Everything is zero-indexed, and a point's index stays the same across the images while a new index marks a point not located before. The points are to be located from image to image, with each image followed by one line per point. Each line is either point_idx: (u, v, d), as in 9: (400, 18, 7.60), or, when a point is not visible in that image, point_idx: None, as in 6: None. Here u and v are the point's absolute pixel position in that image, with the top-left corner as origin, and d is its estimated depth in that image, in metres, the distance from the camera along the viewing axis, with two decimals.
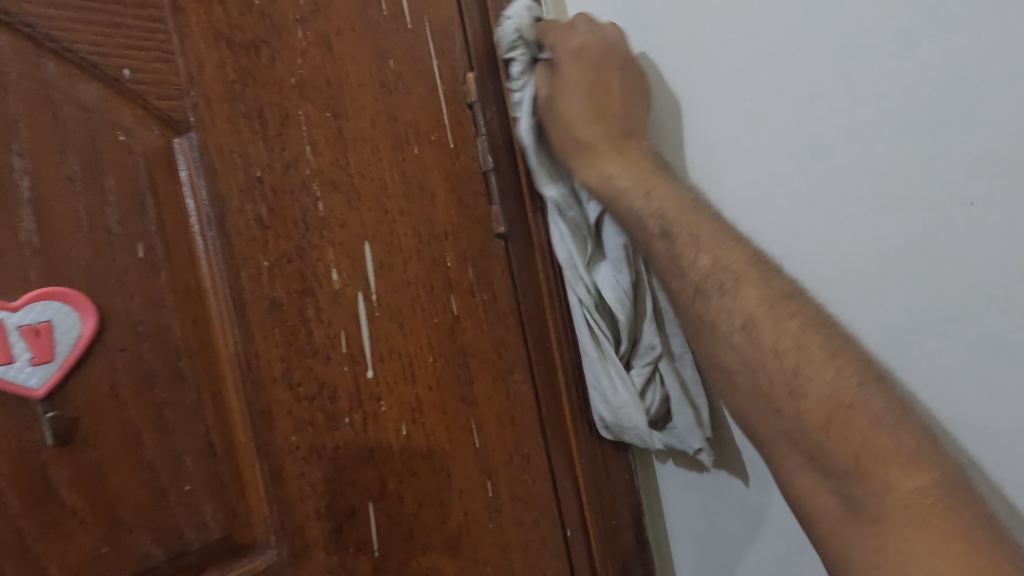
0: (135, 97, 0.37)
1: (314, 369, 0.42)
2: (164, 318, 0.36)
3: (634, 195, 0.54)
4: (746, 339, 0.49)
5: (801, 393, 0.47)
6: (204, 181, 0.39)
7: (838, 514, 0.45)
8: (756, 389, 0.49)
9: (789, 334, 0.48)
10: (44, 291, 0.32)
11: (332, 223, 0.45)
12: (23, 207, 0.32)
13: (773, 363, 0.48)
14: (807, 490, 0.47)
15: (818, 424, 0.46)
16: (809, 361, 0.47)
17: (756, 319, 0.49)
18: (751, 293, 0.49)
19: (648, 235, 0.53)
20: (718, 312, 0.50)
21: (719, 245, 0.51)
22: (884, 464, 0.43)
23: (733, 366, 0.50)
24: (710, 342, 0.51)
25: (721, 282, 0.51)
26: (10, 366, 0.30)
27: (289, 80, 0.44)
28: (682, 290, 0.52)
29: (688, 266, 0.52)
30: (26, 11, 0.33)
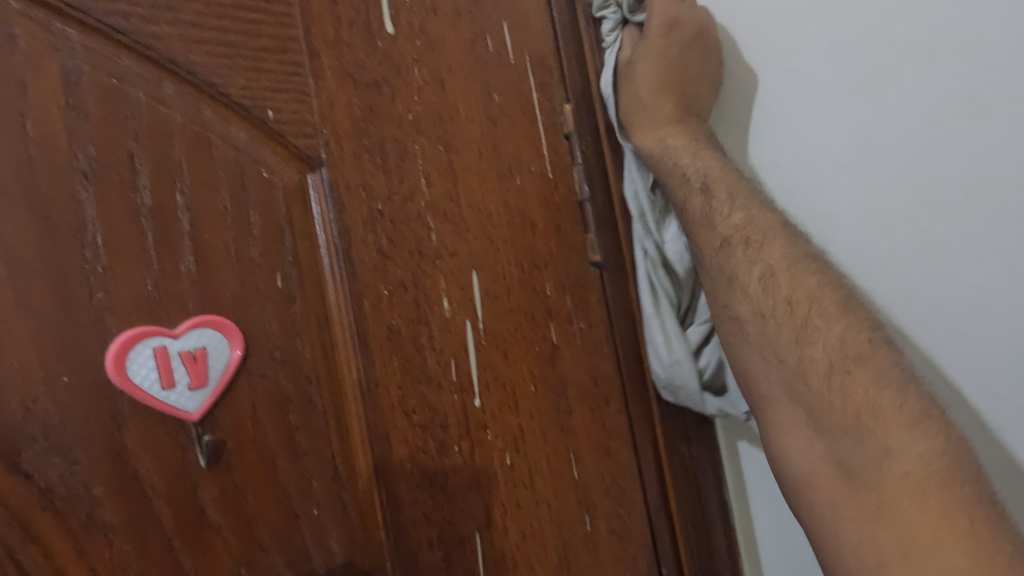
0: (276, 136, 0.39)
1: (427, 398, 0.43)
2: (298, 346, 0.38)
3: (681, 156, 0.53)
4: (765, 291, 0.47)
5: (807, 342, 0.44)
6: (333, 214, 0.41)
7: (834, 482, 0.40)
8: (765, 339, 0.46)
9: (803, 289, 0.46)
10: (201, 318, 0.34)
11: (444, 252, 0.46)
12: (183, 240, 0.34)
13: (783, 314, 0.45)
14: (796, 453, 0.43)
15: (820, 376, 0.43)
16: (821, 313, 0.44)
17: (774, 269, 0.47)
18: (774, 248, 0.48)
19: (687, 190, 0.52)
20: (739, 264, 0.48)
21: (752, 205, 0.50)
22: (885, 423, 0.39)
23: (744, 316, 0.48)
24: (727, 295, 0.49)
25: (748, 237, 0.49)
26: (172, 390, 0.32)
27: (407, 116, 0.45)
28: (708, 245, 0.51)
29: (719, 220, 0.50)
30: (190, 60, 0.36)
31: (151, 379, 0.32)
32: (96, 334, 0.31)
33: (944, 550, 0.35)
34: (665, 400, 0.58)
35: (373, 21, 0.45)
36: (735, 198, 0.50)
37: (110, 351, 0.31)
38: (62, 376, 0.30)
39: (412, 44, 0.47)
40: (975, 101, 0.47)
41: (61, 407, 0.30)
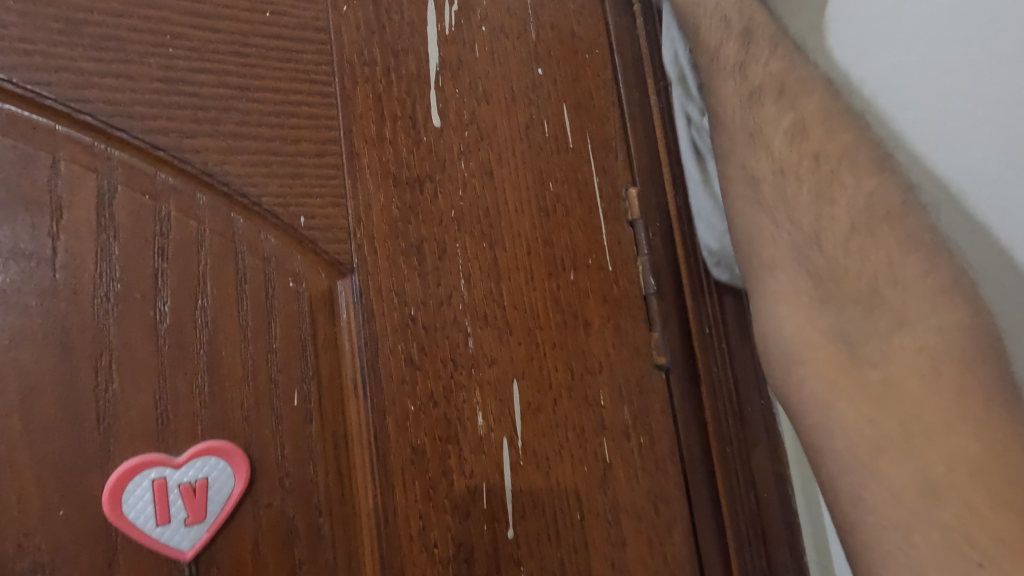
0: (308, 242, 0.38)
1: (452, 529, 0.38)
2: (311, 471, 0.35)
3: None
4: (791, 143, 0.43)
5: (830, 199, 0.41)
6: (361, 323, 0.38)
7: (833, 360, 0.38)
8: (780, 200, 0.42)
9: (837, 143, 0.42)
10: (205, 447, 0.32)
11: (481, 360, 0.42)
12: (199, 358, 0.33)
13: (807, 168, 0.42)
14: (789, 329, 0.40)
15: (837, 239, 0.40)
16: (852, 169, 0.41)
17: (808, 121, 0.43)
18: (812, 99, 0.43)
19: (725, 37, 0.46)
20: (766, 116, 0.44)
21: (799, 57, 0.45)
22: (904, 292, 0.37)
23: (764, 173, 0.43)
24: (746, 152, 0.44)
25: (783, 87, 0.44)
26: (167, 527, 0.30)
27: (449, 213, 0.43)
28: (735, 96, 0.45)
29: (756, 69, 0.45)
30: (226, 170, 0.36)
31: (146, 514, 0.30)
32: (99, 462, 0.30)
33: (953, 431, 0.33)
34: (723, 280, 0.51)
35: (419, 115, 0.43)
36: (779, 47, 0.45)
37: (108, 483, 0.30)
38: (59, 510, 0.29)
39: (460, 135, 0.44)
40: None
41: (53, 545, 0.29)
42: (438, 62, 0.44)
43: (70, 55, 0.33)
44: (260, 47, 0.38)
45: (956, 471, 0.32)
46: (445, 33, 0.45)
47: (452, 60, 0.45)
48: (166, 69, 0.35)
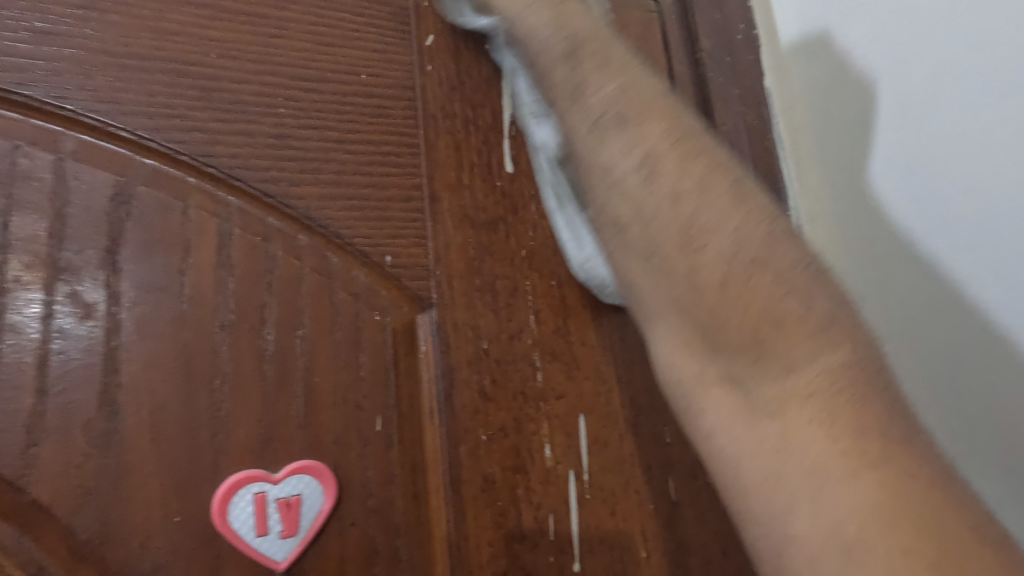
0: (393, 280, 0.41)
1: (520, 558, 0.39)
2: (393, 493, 0.37)
3: (539, 15, 0.38)
4: (645, 184, 0.34)
5: (697, 245, 0.32)
6: (439, 354, 0.41)
7: (734, 408, 0.31)
8: (649, 244, 0.34)
9: (692, 177, 0.34)
10: (300, 464, 0.35)
11: (550, 393, 0.43)
12: (297, 383, 0.37)
13: (665, 212, 0.33)
14: (688, 378, 0.33)
15: (713, 288, 0.32)
16: (710, 207, 0.33)
17: (657, 154, 0.34)
18: (652, 126, 0.35)
19: (550, 59, 0.38)
20: (613, 152, 0.35)
21: (632, 70, 0.37)
22: (787, 333, 0.30)
23: (626, 218, 0.35)
24: (604, 198, 0.36)
25: (624, 112, 0.35)
26: (265, 538, 0.33)
27: (521, 253, 0.45)
28: (577, 125, 0.37)
29: (592, 96, 0.36)
30: (324, 214, 0.40)
31: (248, 525, 0.33)
32: (210, 475, 0.33)
33: (860, 485, 0.28)
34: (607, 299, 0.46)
35: (494, 162, 0.46)
36: (609, 63, 0.37)
37: (217, 494, 0.33)
38: (177, 516, 0.32)
39: (532, 180, 0.47)
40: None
41: (171, 547, 0.32)
42: (512, 113, 0.48)
43: (201, 117, 0.38)
44: (356, 105, 0.43)
45: (868, 530, 0.27)
46: None
47: None
48: (277, 127, 0.40)
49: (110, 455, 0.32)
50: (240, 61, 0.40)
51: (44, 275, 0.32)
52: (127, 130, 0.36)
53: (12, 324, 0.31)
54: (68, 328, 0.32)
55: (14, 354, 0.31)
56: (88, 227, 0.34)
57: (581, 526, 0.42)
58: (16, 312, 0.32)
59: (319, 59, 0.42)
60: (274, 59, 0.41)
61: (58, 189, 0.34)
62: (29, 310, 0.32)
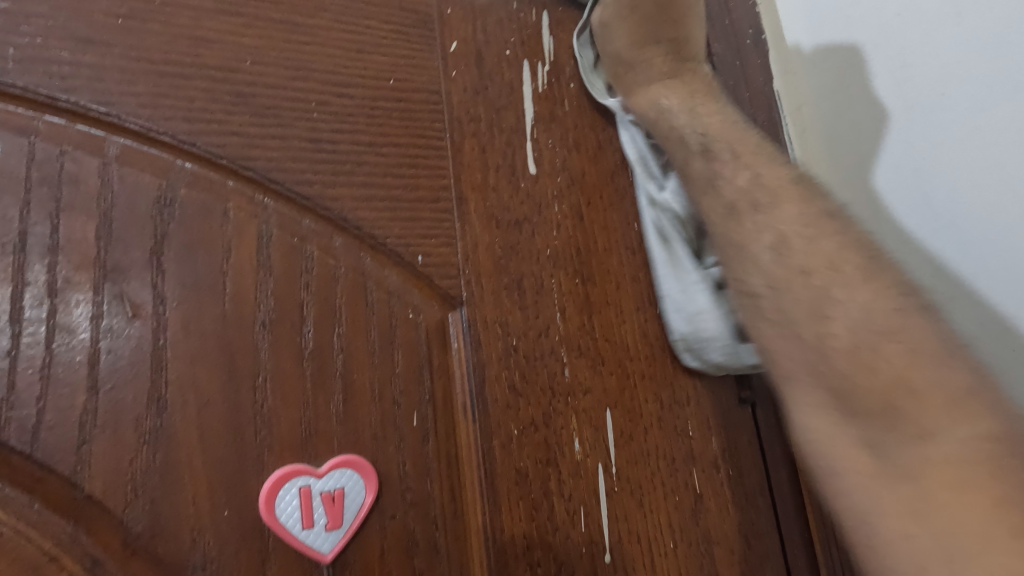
0: (424, 278, 0.42)
1: (553, 550, 0.40)
2: (429, 487, 0.38)
3: (677, 115, 0.48)
4: (777, 260, 0.41)
5: (827, 319, 0.39)
6: (470, 351, 0.42)
7: (870, 470, 0.36)
8: (782, 315, 0.40)
9: (822, 258, 0.40)
10: (342, 458, 0.36)
11: (577, 389, 0.44)
12: (336, 380, 0.37)
13: (801, 287, 0.40)
14: (821, 438, 0.38)
15: (845, 355, 0.37)
16: (843, 285, 0.39)
17: (789, 236, 0.41)
18: (787, 212, 0.42)
19: (687, 151, 0.47)
20: (748, 231, 0.43)
21: (759, 160, 0.45)
22: (920, 401, 0.35)
23: (759, 289, 0.41)
24: (738, 267, 0.43)
25: (756, 198, 0.43)
26: (311, 531, 0.34)
27: (545, 252, 0.46)
28: (713, 209, 0.44)
29: (726, 184, 0.44)
30: (358, 215, 0.41)
31: (294, 518, 0.34)
32: (255, 469, 0.34)
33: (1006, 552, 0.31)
34: (693, 362, 0.48)
35: (518, 164, 0.47)
36: (742, 157, 0.45)
37: (263, 488, 0.34)
38: (224, 511, 0.33)
39: (554, 182, 0.48)
40: (995, 57, 0.51)
41: (219, 540, 0.33)
42: (533, 117, 0.49)
43: (239, 122, 0.39)
44: (386, 109, 0.44)
45: None
46: (539, 90, 0.50)
47: (545, 114, 0.50)
48: (311, 130, 0.41)
49: (157, 451, 0.32)
50: (275, 67, 0.41)
51: (92, 276, 0.33)
52: (168, 134, 0.37)
53: (63, 323, 0.32)
54: (117, 327, 0.33)
55: (65, 352, 0.32)
56: (134, 230, 0.35)
57: (610, 518, 0.43)
58: (65, 312, 0.32)
59: (349, 64, 0.43)
60: (307, 64, 0.42)
61: (103, 193, 0.34)
62: (78, 310, 0.33)
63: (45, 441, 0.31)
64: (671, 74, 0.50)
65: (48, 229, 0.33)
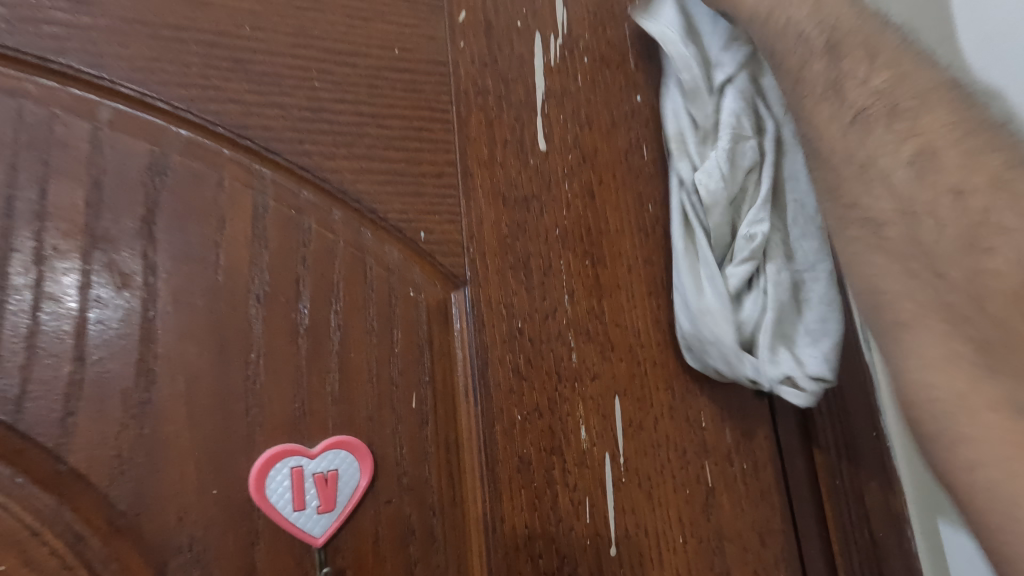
0: (426, 255, 0.40)
1: (556, 540, 0.39)
2: (427, 471, 0.37)
3: (796, 6, 0.40)
4: (916, 179, 0.35)
5: (983, 250, 0.33)
6: (473, 332, 0.40)
7: (1023, 443, 0.30)
8: (916, 246, 0.35)
9: (982, 173, 0.34)
10: (336, 439, 0.35)
11: (585, 374, 0.42)
12: (332, 358, 0.36)
13: (947, 210, 0.34)
14: (949, 399, 0.32)
15: (1007, 298, 0.32)
16: (1011, 208, 0.33)
17: (936, 147, 0.35)
18: (932, 116, 0.35)
19: (808, 55, 0.39)
20: (882, 145, 0.36)
21: (902, 58, 0.37)
22: None
23: (884, 217, 0.36)
24: (860, 188, 0.37)
25: (897, 104, 0.36)
26: (302, 513, 0.33)
27: (554, 231, 0.44)
28: (834, 119, 0.38)
29: (854, 86, 0.37)
30: (358, 189, 0.39)
31: (285, 499, 0.33)
32: (245, 448, 0.33)
33: None
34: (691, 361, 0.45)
35: (527, 139, 0.45)
36: (879, 54, 0.37)
37: (254, 467, 0.33)
38: (211, 490, 0.32)
39: (564, 158, 0.46)
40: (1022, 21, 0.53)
41: (207, 520, 0.31)
42: (544, 91, 0.47)
43: (235, 89, 0.37)
44: (389, 79, 0.42)
45: None
46: (550, 64, 0.48)
47: (557, 89, 0.47)
48: (311, 99, 0.39)
49: (144, 426, 0.31)
50: (275, 33, 0.39)
51: (81, 244, 0.32)
52: (162, 101, 0.35)
53: (49, 292, 0.31)
54: (105, 297, 0.32)
55: (52, 322, 0.31)
56: (125, 197, 0.33)
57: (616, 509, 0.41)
58: (53, 281, 0.31)
59: (352, 32, 0.42)
60: (307, 31, 0.40)
61: (94, 158, 0.33)
62: (66, 279, 0.31)
63: (29, 413, 0.29)
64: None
65: (36, 193, 0.32)
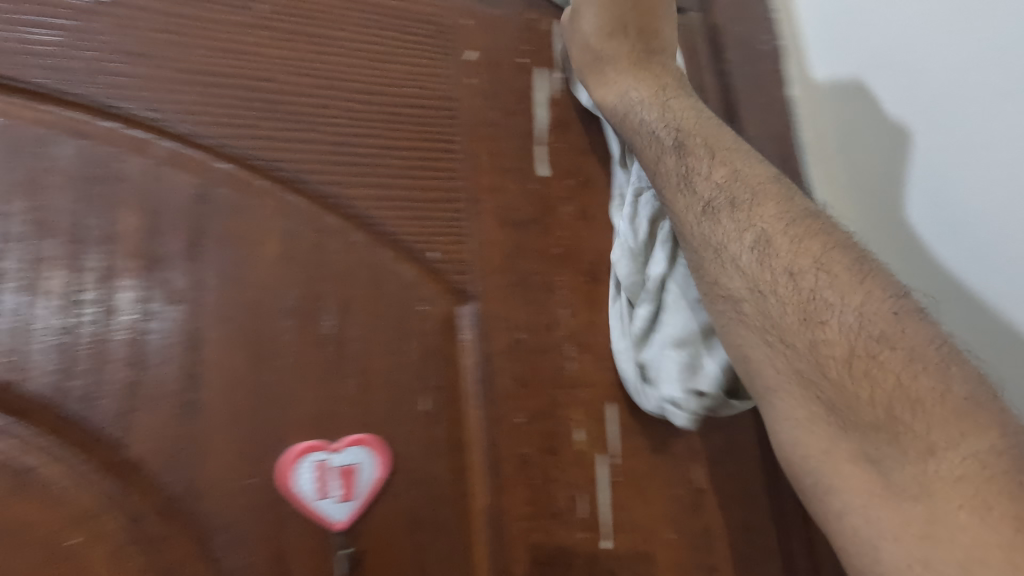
0: (438, 273, 0.45)
1: (554, 533, 0.42)
2: (436, 467, 0.41)
3: (648, 110, 0.49)
4: (757, 260, 0.40)
5: (818, 322, 0.37)
6: (479, 342, 0.44)
7: (871, 490, 0.33)
8: (766, 317, 0.39)
9: (807, 256, 0.39)
10: (355, 437, 0.39)
11: (582, 382, 0.46)
12: (352, 365, 0.40)
13: (785, 288, 0.38)
14: (819, 460, 0.36)
15: (838, 363, 0.36)
16: (831, 286, 0.37)
17: (769, 236, 0.41)
18: (767, 210, 0.42)
19: (662, 150, 0.47)
20: (726, 231, 0.42)
21: (735, 158, 0.45)
22: (925, 412, 0.32)
23: (742, 293, 0.40)
24: (717, 269, 0.42)
25: (733, 197, 0.43)
26: (326, 502, 0.37)
27: (554, 251, 0.48)
28: (690, 207, 0.44)
29: (701, 183, 0.44)
30: (377, 214, 0.44)
31: (311, 489, 0.37)
32: (277, 443, 0.37)
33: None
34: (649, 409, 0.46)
35: (530, 167, 0.50)
36: (716, 156, 0.45)
37: (284, 460, 0.37)
38: (249, 479, 0.36)
39: (564, 184, 0.51)
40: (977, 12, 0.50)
41: (245, 506, 0.36)
42: (546, 122, 0.51)
43: (270, 126, 0.43)
44: (405, 115, 0.47)
45: None
46: (552, 98, 0.52)
47: (558, 120, 0.52)
48: (335, 134, 0.44)
49: (191, 423, 0.36)
50: (303, 77, 0.44)
51: (140, 265, 0.37)
52: (208, 139, 0.41)
53: (112, 306, 0.36)
54: (158, 310, 0.37)
55: (114, 331, 0.36)
56: (176, 223, 0.39)
57: (608, 505, 0.44)
58: (115, 296, 0.36)
59: (372, 73, 0.47)
60: (332, 74, 0.45)
61: (151, 190, 0.39)
62: (126, 294, 0.37)
63: (96, 409, 0.34)
64: (637, 68, 0.51)
65: (102, 222, 0.37)
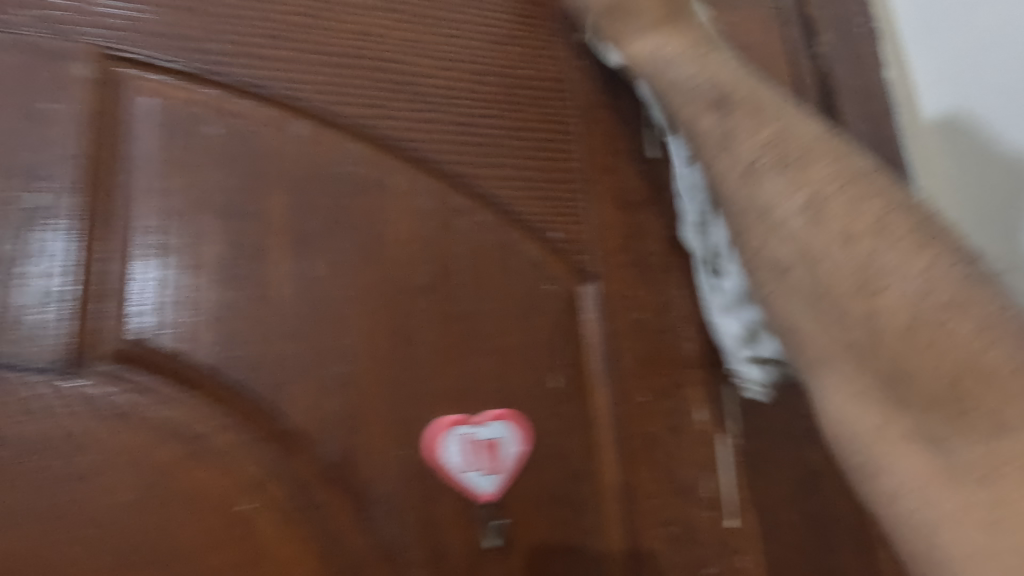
0: (559, 253, 0.45)
1: (681, 509, 0.43)
2: (568, 444, 0.41)
3: (684, 66, 0.44)
4: (812, 224, 0.37)
5: (877, 288, 0.34)
6: (601, 322, 0.44)
7: (929, 471, 0.32)
8: (816, 286, 0.36)
9: (866, 220, 0.36)
10: (497, 412, 0.39)
11: (700, 362, 0.46)
12: (486, 342, 0.41)
13: (841, 252, 0.36)
14: (867, 436, 0.34)
15: (898, 331, 0.33)
16: (892, 250, 0.35)
17: (824, 195, 0.37)
18: (819, 170, 0.38)
19: (700, 104, 0.42)
20: (775, 191, 0.38)
21: (785, 114, 0.40)
22: (989, 386, 0.31)
23: (788, 261, 0.37)
24: (761, 238, 0.38)
25: (785, 154, 0.38)
26: (473, 473, 0.38)
27: (668, 231, 0.48)
28: (733, 168, 0.40)
29: (743, 139, 0.40)
30: (502, 194, 0.44)
31: (460, 461, 0.38)
32: (422, 417, 0.38)
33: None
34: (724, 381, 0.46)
35: (640, 148, 0.50)
36: (763, 111, 0.40)
37: (433, 432, 0.38)
38: (400, 452, 0.37)
39: None
40: None
41: (398, 476, 0.37)
42: None
43: (397, 107, 0.43)
44: (521, 96, 0.47)
45: None
46: None
47: None
48: (457, 115, 0.45)
49: (344, 396, 0.37)
50: (425, 58, 0.45)
51: (287, 241, 0.38)
52: (343, 119, 0.41)
53: (265, 281, 0.37)
54: (307, 285, 0.38)
55: (269, 306, 0.37)
56: (318, 201, 0.39)
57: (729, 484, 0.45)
58: (268, 271, 0.37)
59: (489, 56, 0.47)
60: (453, 56, 0.46)
61: (294, 169, 0.39)
62: (277, 270, 0.37)
63: (257, 381, 0.35)
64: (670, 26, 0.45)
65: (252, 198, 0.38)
